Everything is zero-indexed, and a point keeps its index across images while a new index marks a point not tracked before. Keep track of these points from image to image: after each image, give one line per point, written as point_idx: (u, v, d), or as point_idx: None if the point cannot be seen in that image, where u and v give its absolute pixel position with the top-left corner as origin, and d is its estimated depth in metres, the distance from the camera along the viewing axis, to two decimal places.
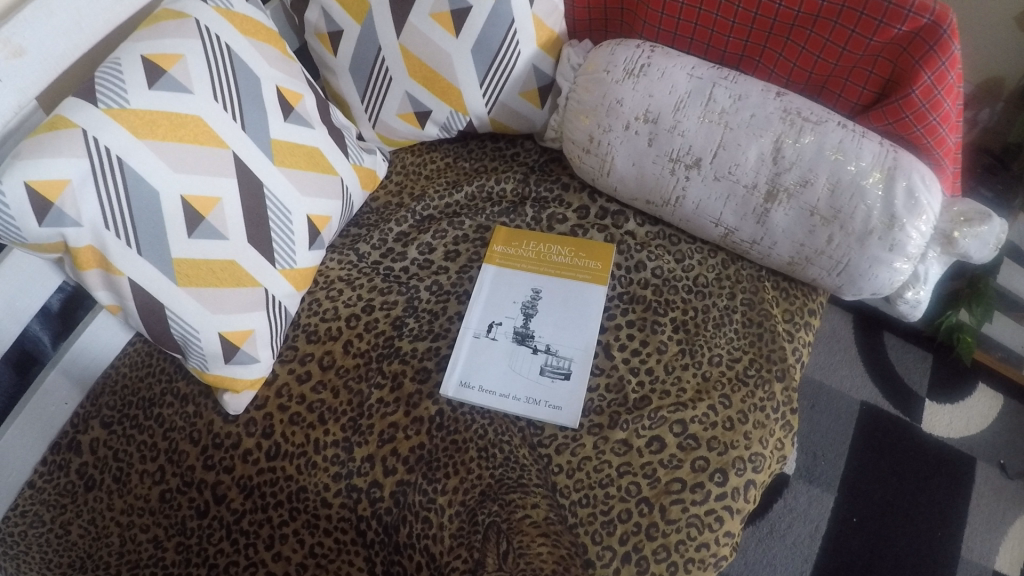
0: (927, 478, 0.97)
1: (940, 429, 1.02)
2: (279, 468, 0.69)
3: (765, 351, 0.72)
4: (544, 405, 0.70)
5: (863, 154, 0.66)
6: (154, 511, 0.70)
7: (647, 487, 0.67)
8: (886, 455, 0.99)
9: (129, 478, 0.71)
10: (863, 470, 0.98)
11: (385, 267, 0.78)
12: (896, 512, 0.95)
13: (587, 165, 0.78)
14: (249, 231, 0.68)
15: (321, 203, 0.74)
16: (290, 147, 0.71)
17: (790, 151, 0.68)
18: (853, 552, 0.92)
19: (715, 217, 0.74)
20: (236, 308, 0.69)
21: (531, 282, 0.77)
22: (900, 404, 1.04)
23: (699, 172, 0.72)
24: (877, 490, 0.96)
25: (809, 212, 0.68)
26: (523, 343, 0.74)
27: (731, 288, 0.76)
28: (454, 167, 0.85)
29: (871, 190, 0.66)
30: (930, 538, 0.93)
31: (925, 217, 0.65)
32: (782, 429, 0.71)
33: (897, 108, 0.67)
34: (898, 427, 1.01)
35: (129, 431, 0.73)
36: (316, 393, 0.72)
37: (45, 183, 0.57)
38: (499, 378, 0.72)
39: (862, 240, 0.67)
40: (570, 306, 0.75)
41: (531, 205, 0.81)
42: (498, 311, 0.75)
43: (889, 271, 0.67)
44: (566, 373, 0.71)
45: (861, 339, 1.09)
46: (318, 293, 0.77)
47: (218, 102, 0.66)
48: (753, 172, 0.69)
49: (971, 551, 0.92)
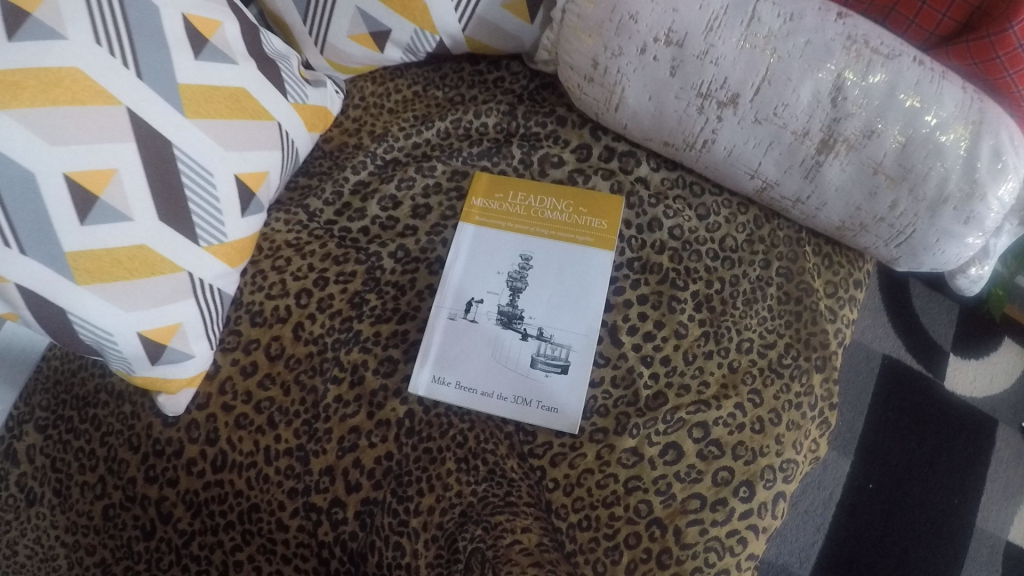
0: (949, 441, 0.88)
1: (962, 388, 0.92)
2: (227, 483, 0.59)
3: (804, 334, 0.60)
4: (535, 406, 0.58)
5: (944, 102, 0.51)
6: (99, 529, 0.61)
7: (659, 506, 0.56)
8: (907, 415, 0.89)
9: (70, 491, 0.63)
10: (882, 432, 0.88)
11: (342, 228, 0.65)
12: (915, 477, 0.85)
13: (589, 96, 0.62)
14: (159, 206, 0.54)
15: (252, 157, 0.59)
16: (205, 91, 0.56)
17: (853, 92, 0.52)
18: (868, 521, 0.83)
19: (751, 166, 0.58)
20: (157, 301, 0.55)
21: (519, 246, 0.64)
22: (923, 358, 0.93)
23: (735, 112, 0.56)
24: (896, 454, 0.86)
25: (871, 171, 0.53)
26: (509, 326, 0.61)
27: (766, 253, 0.62)
28: (424, 96, 0.70)
29: (951, 149, 0.51)
30: (948, 507, 0.85)
31: (1010, 184, 0.51)
32: (818, 427, 0.60)
33: (987, 45, 0.51)
34: (920, 384, 0.91)
35: (65, 436, 0.64)
36: (263, 390, 0.60)
37: None
38: (481, 372, 0.60)
39: (933, 209, 0.53)
40: (567, 276, 0.62)
41: (519, 143, 0.66)
42: (477, 286, 0.62)
43: (958, 246, 0.55)
44: (563, 365, 0.59)
45: (885, 285, 0.97)
46: (261, 263, 0.63)
47: (101, 46, 0.50)
48: (805, 116, 0.54)
49: (986, 520, 0.85)
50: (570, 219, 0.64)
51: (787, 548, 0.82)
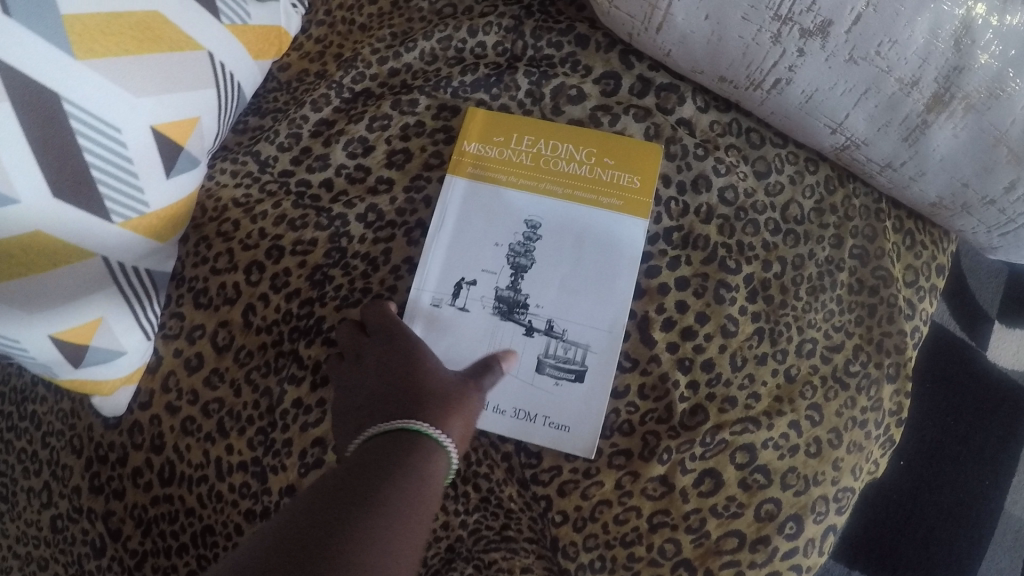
0: (990, 412, 0.73)
1: (1004, 359, 0.75)
2: (176, 499, 0.49)
3: (875, 335, 0.48)
4: (541, 423, 0.47)
5: None
6: (49, 543, 0.53)
7: (688, 545, 0.44)
8: (944, 382, 0.74)
9: (17, 497, 0.54)
10: (916, 402, 0.73)
11: (299, 181, 0.51)
12: (948, 454, 0.72)
13: (623, 9, 0.46)
14: (54, 180, 0.41)
15: (176, 103, 0.46)
16: (105, 22, 0.42)
17: (986, 34, 0.38)
18: (893, 500, 0.71)
19: (834, 119, 0.44)
20: (67, 298, 0.44)
21: (525, 209, 0.50)
22: (964, 323, 0.76)
23: (824, 44, 0.40)
24: (930, 427, 0.72)
25: (990, 143, 0.40)
26: (509, 317, 0.48)
27: (837, 225, 0.49)
28: (405, 7, 0.55)
29: None
30: (977, 489, 0.72)
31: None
32: (880, 446, 0.48)
33: None
34: (960, 351, 0.75)
35: (5, 434, 0.55)
36: (211, 389, 0.49)
37: None
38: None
39: None
40: (586, 249, 0.49)
41: (526, 70, 0.51)
42: (468, 262, 0.50)
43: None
44: (579, 371, 0.47)
45: None
46: (205, 227, 0.51)
47: None
48: (918, 59, 0.39)
49: (1015, 503, 0.71)
50: (593, 175, 0.50)
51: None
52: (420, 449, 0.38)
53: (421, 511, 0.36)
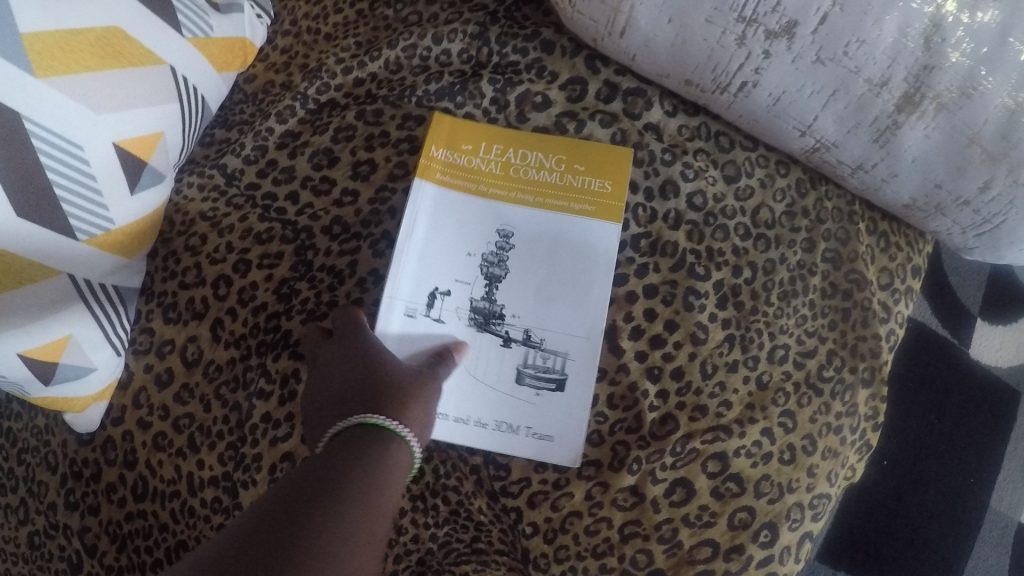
0: (973, 410, 0.73)
1: (987, 356, 0.75)
2: (150, 515, 0.49)
3: (849, 339, 0.47)
4: (524, 435, 0.46)
5: None
6: (27, 559, 0.53)
7: (661, 555, 0.44)
8: (926, 382, 0.74)
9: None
10: (899, 402, 0.73)
11: (266, 194, 0.51)
12: (931, 454, 0.72)
13: (584, 15, 0.46)
14: (18, 198, 0.41)
15: (136, 118, 0.46)
16: (63, 38, 0.41)
17: (957, 31, 0.36)
18: (877, 500, 0.71)
19: (804, 120, 0.43)
20: (36, 316, 0.44)
21: (497, 217, 0.49)
22: (947, 322, 0.76)
23: (790, 45, 0.39)
24: (912, 427, 0.72)
25: (964, 142, 0.39)
26: (486, 328, 0.47)
27: (808, 229, 0.48)
28: (370, 16, 0.55)
29: None
30: (962, 487, 0.71)
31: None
32: (858, 452, 0.48)
33: None
34: (941, 349, 0.75)
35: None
36: (181, 405, 0.49)
37: None
38: (452, 390, 0.47)
39: None
40: (562, 256, 0.48)
41: (490, 77, 0.51)
42: (441, 272, 0.48)
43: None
44: (559, 380, 0.47)
45: None
46: (174, 243, 0.51)
47: None
48: (887, 59, 0.38)
49: (1002, 500, 0.71)
50: (565, 182, 0.49)
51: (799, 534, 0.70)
52: (380, 443, 0.39)
53: (373, 511, 0.37)
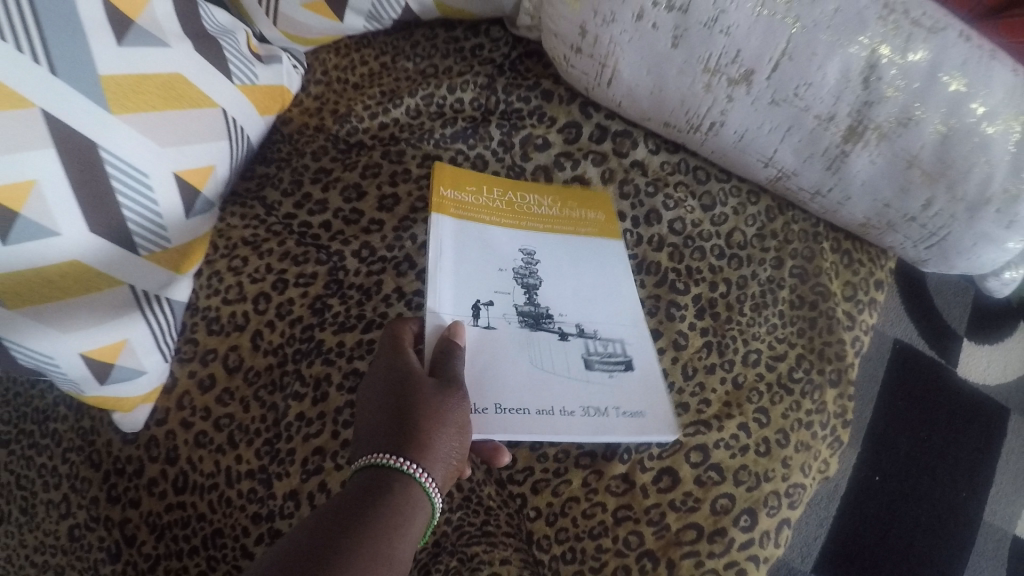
0: (962, 428, 0.88)
1: (975, 375, 0.93)
2: (189, 505, 0.55)
3: (817, 345, 0.54)
4: (613, 412, 0.48)
5: (995, 85, 0.44)
6: (66, 550, 0.57)
7: (650, 537, 0.49)
8: (915, 403, 0.88)
9: (36, 510, 0.59)
10: (893, 421, 0.87)
11: (301, 223, 0.58)
12: (923, 470, 0.84)
13: (577, 69, 0.54)
14: (89, 216, 0.48)
15: (194, 151, 0.53)
16: (133, 82, 0.49)
17: (890, 71, 0.44)
18: (873, 512, 0.81)
19: (765, 153, 0.51)
20: (97, 320, 0.50)
21: (517, 240, 0.54)
22: (936, 344, 0.94)
23: (748, 90, 0.48)
24: (904, 444, 0.85)
25: (905, 164, 0.46)
26: (540, 327, 0.50)
27: (777, 249, 0.56)
28: (393, 69, 0.63)
29: (1000, 143, 0.44)
30: (953, 501, 0.84)
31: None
32: (830, 447, 0.53)
33: None
34: (932, 371, 0.91)
35: (27, 452, 0.61)
36: (222, 405, 0.55)
37: (5, 192, 0.43)
38: (528, 386, 0.47)
39: (973, 212, 0.46)
40: (583, 270, 0.54)
41: (498, 122, 0.59)
42: (480, 285, 0.51)
43: (996, 251, 0.49)
44: (625, 361, 0.50)
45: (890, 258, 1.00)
46: (217, 263, 0.57)
47: (5, 40, 0.42)
48: (831, 98, 0.46)
49: (994, 513, 0.84)
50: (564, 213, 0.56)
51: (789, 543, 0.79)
52: (395, 493, 0.38)
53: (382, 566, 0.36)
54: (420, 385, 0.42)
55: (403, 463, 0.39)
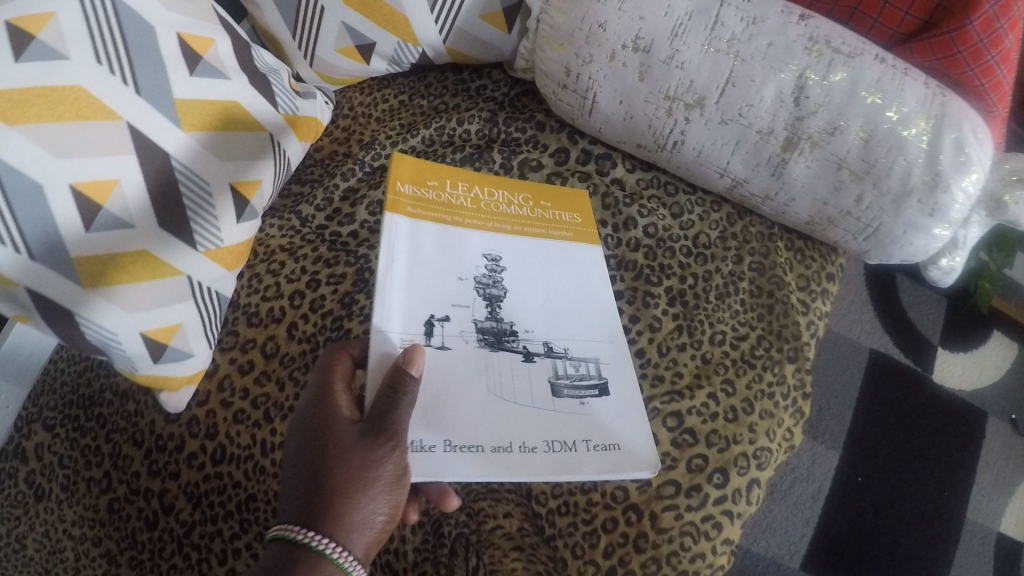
0: (945, 431, 1.06)
1: (952, 379, 1.11)
2: (225, 475, 0.62)
3: (775, 327, 0.63)
4: (580, 445, 0.51)
5: (906, 97, 0.54)
6: (104, 522, 0.65)
7: (635, 492, 0.57)
8: (896, 410, 1.06)
9: (76, 486, 0.66)
10: (877, 427, 1.04)
11: (332, 232, 0.68)
12: (904, 469, 1.01)
13: (565, 103, 0.65)
14: (159, 214, 0.57)
15: (247, 167, 0.63)
16: (200, 106, 0.59)
17: (814, 91, 0.55)
18: (859, 510, 0.98)
19: (720, 165, 0.62)
20: (158, 304, 0.59)
21: (482, 245, 0.60)
22: (913, 353, 1.12)
23: (702, 113, 0.59)
24: (886, 445, 1.03)
25: (835, 166, 0.56)
26: (503, 346, 0.55)
27: (737, 249, 0.66)
28: (410, 105, 0.74)
29: (913, 143, 0.54)
30: (941, 496, 1.01)
31: (974, 175, 0.54)
32: (792, 417, 0.62)
33: (948, 42, 0.54)
34: (912, 379, 1.10)
35: (71, 434, 0.68)
36: (259, 386, 0.63)
37: (91, 185, 0.53)
38: (487, 421, 0.50)
39: (898, 202, 0.55)
40: (552, 273, 0.61)
41: (500, 149, 0.69)
42: (442, 297, 0.56)
43: (924, 238, 0.57)
44: (599, 385, 0.55)
45: (873, 287, 1.18)
46: (257, 267, 0.67)
47: (102, 65, 0.54)
48: (769, 115, 0.57)
49: (980, 512, 1.01)
50: (536, 216, 0.64)
51: (777, 541, 0.95)
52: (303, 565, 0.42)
53: None
54: (342, 444, 0.45)
55: (315, 541, 0.43)
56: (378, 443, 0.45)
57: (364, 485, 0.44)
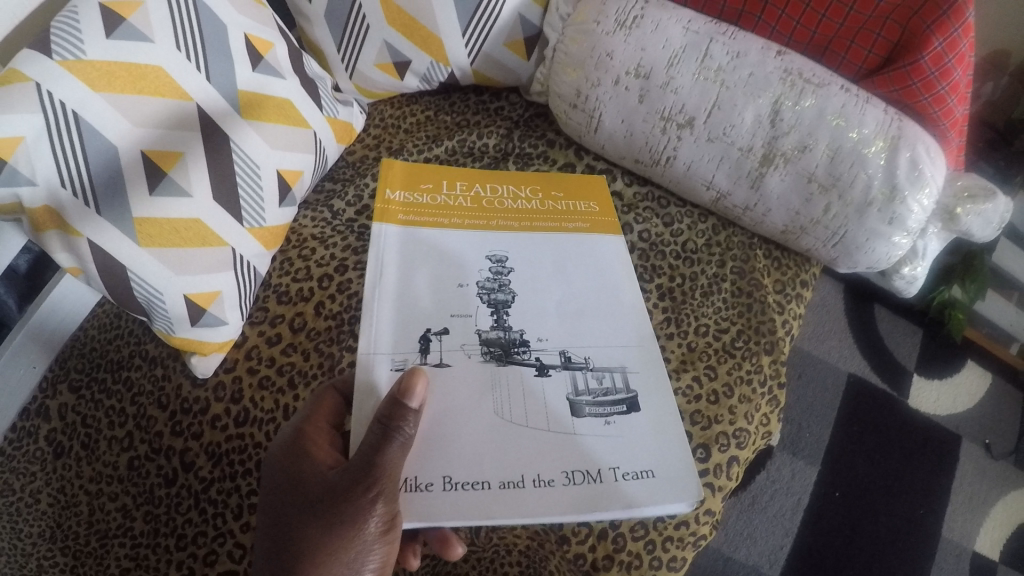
0: (921, 450, 1.21)
1: (926, 405, 1.26)
2: (247, 435, 0.65)
3: (754, 322, 0.71)
4: (604, 471, 0.54)
5: (867, 121, 0.63)
6: (122, 478, 0.67)
7: None
8: (872, 430, 1.21)
9: (98, 444, 0.69)
10: (852, 443, 1.19)
11: (360, 225, 0.75)
12: (879, 490, 1.16)
13: (573, 121, 0.75)
14: (214, 188, 0.64)
15: (291, 158, 0.71)
16: (258, 97, 0.68)
17: (788, 114, 0.65)
18: (834, 522, 1.12)
19: (706, 178, 0.71)
20: (204, 270, 0.65)
21: (485, 250, 0.68)
22: (889, 380, 1.28)
23: (692, 132, 0.68)
24: (860, 465, 1.17)
25: (806, 179, 0.65)
26: (513, 359, 0.60)
27: (721, 255, 0.75)
28: (435, 121, 0.84)
29: (873, 159, 0.62)
30: (913, 515, 1.15)
31: (927, 190, 0.62)
32: (768, 404, 0.69)
33: (905, 74, 0.64)
34: (886, 400, 1.25)
35: (97, 395, 0.71)
36: (285, 355, 0.69)
37: (159, 152, 0.60)
38: (494, 455, 0.54)
39: (861, 211, 0.64)
40: (564, 257, 0.69)
41: (514, 161, 0.79)
42: (446, 295, 0.64)
43: (886, 244, 0.65)
44: (628, 402, 0.58)
45: (853, 315, 1.35)
46: (290, 252, 0.74)
47: (180, 51, 0.62)
48: (749, 135, 0.66)
49: (953, 530, 1.15)
50: (547, 207, 0.73)
51: (758, 550, 1.08)
52: None
53: None
54: (319, 512, 0.49)
55: None
56: (353, 508, 0.48)
57: (344, 547, 0.48)
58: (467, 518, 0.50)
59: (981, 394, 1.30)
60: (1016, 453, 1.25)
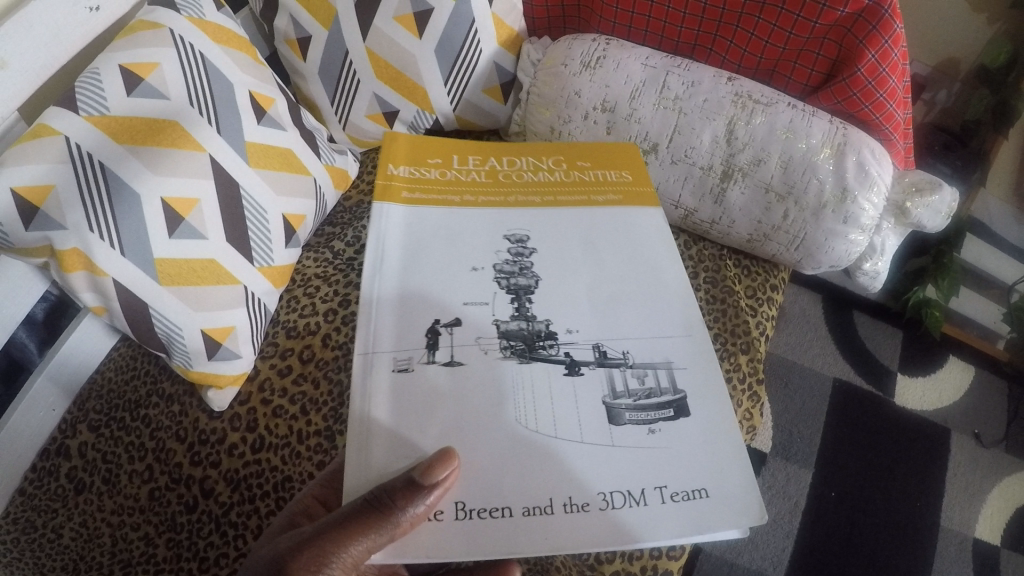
0: (910, 444, 1.25)
1: (912, 401, 1.31)
2: (264, 460, 0.70)
3: (729, 325, 0.76)
4: (648, 491, 0.49)
5: (813, 133, 0.71)
6: (144, 508, 0.71)
7: None
8: (860, 430, 1.26)
9: (119, 478, 0.73)
10: (841, 441, 1.24)
11: (360, 262, 0.81)
12: (875, 487, 1.20)
13: None
14: (228, 231, 0.70)
15: (296, 203, 0.78)
16: (263, 148, 0.74)
17: (742, 133, 0.72)
18: (831, 522, 1.15)
19: (675, 199, 0.77)
20: (218, 306, 0.70)
21: (501, 231, 0.66)
22: (872, 380, 1.32)
23: (657, 157, 0.75)
24: (851, 464, 1.22)
25: (765, 190, 0.72)
26: (535, 356, 0.56)
27: (694, 267, 0.81)
28: None
29: (823, 164, 0.70)
30: (910, 511, 1.18)
31: (876, 189, 0.70)
32: (751, 399, 0.74)
33: (844, 86, 0.72)
34: (872, 401, 1.30)
35: (116, 432, 0.75)
36: (296, 385, 0.73)
37: (178, 200, 0.66)
38: (513, 469, 0.50)
39: (817, 214, 0.71)
40: (574, 251, 0.66)
41: None
42: (455, 284, 0.61)
43: (845, 243, 0.71)
44: (676, 408, 0.54)
45: (832, 320, 1.40)
46: (296, 291, 0.80)
47: (193, 107, 0.69)
48: (708, 155, 0.73)
49: (951, 521, 1.18)
50: (573, 179, 0.71)
51: (759, 554, 1.12)
52: None
53: None
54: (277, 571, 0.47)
55: None
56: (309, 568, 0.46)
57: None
58: (486, 552, 0.46)
59: (966, 385, 1.34)
60: (1005, 440, 1.29)
